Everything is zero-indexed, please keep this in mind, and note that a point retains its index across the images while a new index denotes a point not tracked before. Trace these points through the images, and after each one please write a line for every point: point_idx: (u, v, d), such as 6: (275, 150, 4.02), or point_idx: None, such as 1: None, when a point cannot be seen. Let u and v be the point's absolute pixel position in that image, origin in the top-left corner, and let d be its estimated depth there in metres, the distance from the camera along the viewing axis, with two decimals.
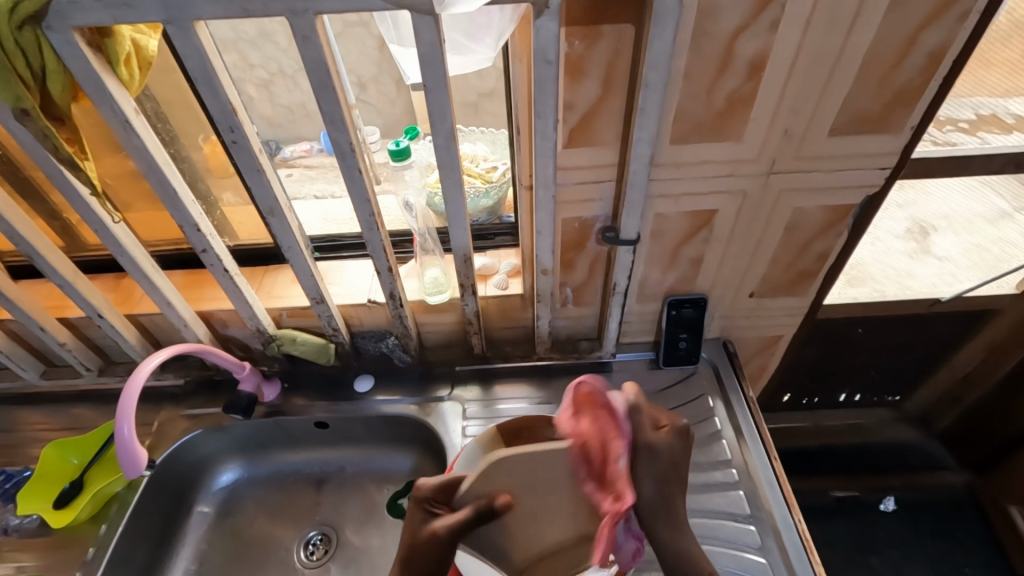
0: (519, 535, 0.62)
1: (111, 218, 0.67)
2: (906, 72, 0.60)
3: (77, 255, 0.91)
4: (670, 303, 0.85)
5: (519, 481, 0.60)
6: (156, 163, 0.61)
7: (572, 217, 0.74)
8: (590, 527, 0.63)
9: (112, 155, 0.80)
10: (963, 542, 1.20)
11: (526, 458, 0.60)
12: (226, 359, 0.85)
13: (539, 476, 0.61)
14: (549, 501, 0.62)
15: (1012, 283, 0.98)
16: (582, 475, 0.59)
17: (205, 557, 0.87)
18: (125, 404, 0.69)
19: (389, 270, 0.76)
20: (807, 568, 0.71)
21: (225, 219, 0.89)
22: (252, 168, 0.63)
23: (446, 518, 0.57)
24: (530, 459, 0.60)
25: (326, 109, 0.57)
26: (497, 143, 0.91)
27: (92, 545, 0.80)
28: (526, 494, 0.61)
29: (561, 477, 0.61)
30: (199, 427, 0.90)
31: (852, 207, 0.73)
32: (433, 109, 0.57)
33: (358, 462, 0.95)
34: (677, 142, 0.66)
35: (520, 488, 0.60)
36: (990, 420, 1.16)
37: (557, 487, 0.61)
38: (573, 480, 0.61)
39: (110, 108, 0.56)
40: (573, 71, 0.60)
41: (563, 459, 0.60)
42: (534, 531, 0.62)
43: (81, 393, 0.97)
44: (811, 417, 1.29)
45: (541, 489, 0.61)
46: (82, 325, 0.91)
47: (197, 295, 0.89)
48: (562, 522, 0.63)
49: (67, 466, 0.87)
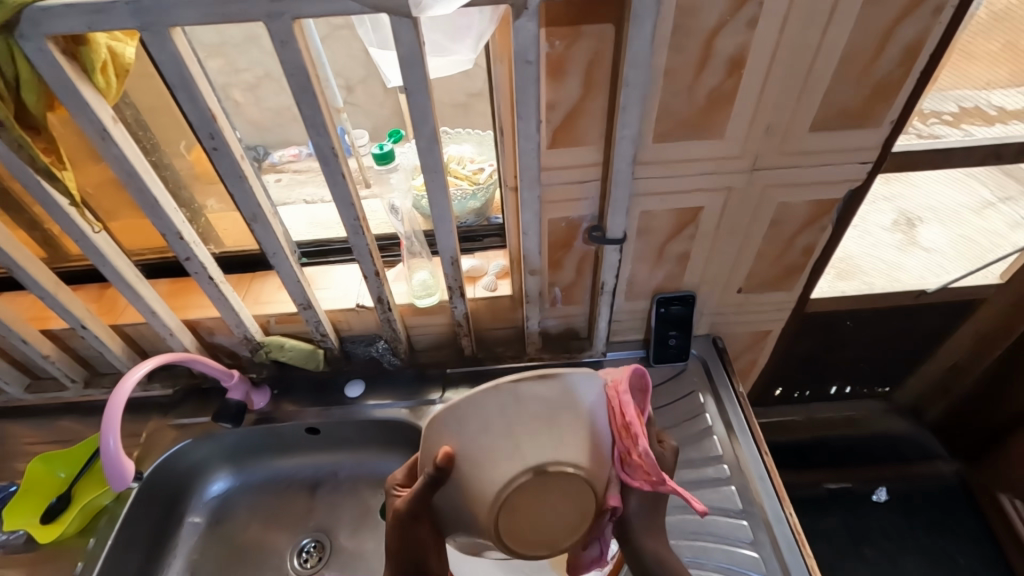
0: (502, 526, 0.55)
1: (92, 228, 0.66)
2: (885, 66, 0.60)
3: (60, 266, 0.91)
4: (659, 300, 0.86)
5: (477, 447, 0.53)
6: (136, 172, 0.61)
7: (558, 217, 0.74)
8: (588, 497, 0.56)
9: (92, 164, 0.79)
10: (954, 529, 1.21)
11: (464, 414, 0.53)
12: (214, 368, 0.84)
13: (492, 438, 0.53)
14: (510, 473, 0.53)
15: (997, 273, 0.99)
16: (524, 411, 0.53)
17: (197, 568, 0.86)
18: (110, 416, 0.69)
19: (376, 273, 0.75)
20: (799, 562, 0.71)
21: (209, 226, 0.88)
22: (234, 174, 0.63)
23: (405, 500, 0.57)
24: (472, 415, 0.53)
25: (307, 113, 0.57)
26: (483, 144, 0.89)
27: (81, 559, 0.79)
28: (486, 465, 0.53)
29: (515, 432, 0.53)
30: (188, 437, 0.89)
31: (837, 201, 0.73)
32: (415, 112, 0.57)
33: (351, 467, 0.94)
34: (660, 140, 0.66)
35: (479, 458, 0.53)
36: (978, 409, 1.18)
37: (511, 444, 0.53)
38: (524, 429, 0.53)
39: (87, 117, 0.55)
40: (554, 72, 0.60)
41: (500, 401, 0.53)
42: (528, 524, 0.56)
43: (66, 406, 0.95)
44: (802, 411, 1.31)
45: (502, 456, 0.53)
46: (66, 336, 0.90)
47: (183, 303, 0.88)
48: (555, 504, 0.56)
49: (53, 479, 0.86)
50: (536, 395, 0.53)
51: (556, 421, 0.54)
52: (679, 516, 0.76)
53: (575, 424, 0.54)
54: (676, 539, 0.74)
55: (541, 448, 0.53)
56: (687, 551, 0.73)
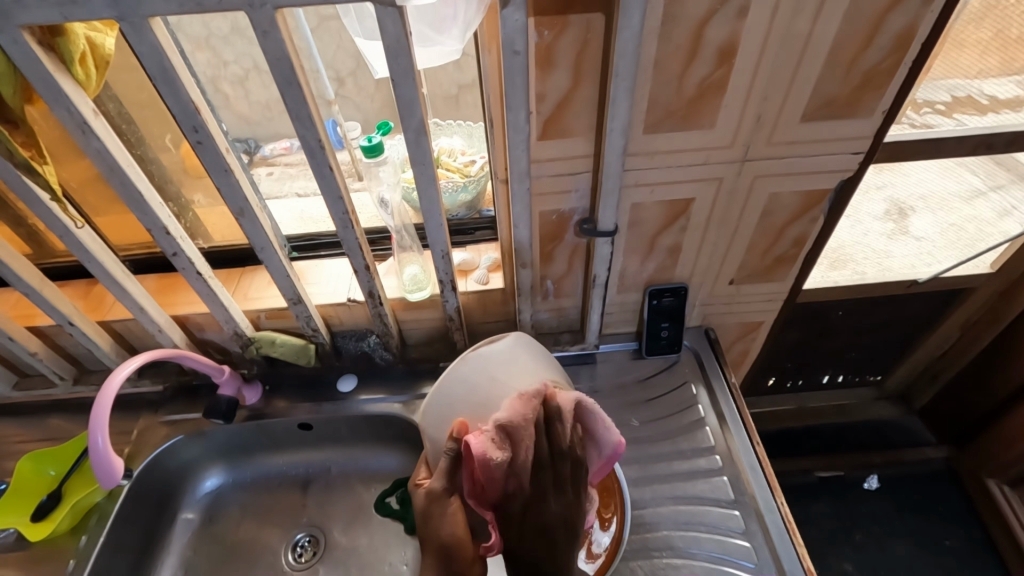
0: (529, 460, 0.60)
1: (75, 224, 0.65)
2: (874, 55, 0.60)
3: (46, 262, 0.89)
4: (651, 292, 0.86)
5: (479, 404, 0.61)
6: (119, 166, 0.59)
7: (549, 209, 0.74)
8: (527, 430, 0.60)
9: (74, 158, 0.78)
10: (943, 515, 1.23)
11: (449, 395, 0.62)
12: (204, 363, 0.83)
13: (483, 390, 0.61)
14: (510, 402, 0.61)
15: (988, 261, 0.99)
16: (485, 360, 0.63)
17: (190, 566, 0.86)
18: (98, 414, 0.68)
19: (366, 268, 0.75)
20: (790, 551, 0.72)
21: (198, 221, 0.87)
22: (219, 168, 0.61)
23: (439, 476, 0.59)
24: (457, 388, 0.62)
25: (291, 105, 0.56)
26: (473, 136, 0.89)
27: (72, 558, 0.79)
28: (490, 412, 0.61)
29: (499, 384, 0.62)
30: (179, 433, 0.89)
31: (828, 190, 0.73)
32: (402, 103, 0.57)
33: (344, 463, 0.94)
34: (651, 131, 0.65)
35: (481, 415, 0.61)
36: (967, 396, 1.19)
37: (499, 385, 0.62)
38: (499, 370, 0.62)
39: (66, 109, 0.54)
40: (543, 62, 0.60)
41: (470, 366, 0.62)
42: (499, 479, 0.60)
43: (55, 403, 0.94)
44: (794, 399, 1.33)
45: (496, 399, 0.61)
46: (53, 333, 0.89)
47: (171, 299, 0.87)
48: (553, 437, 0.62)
49: (42, 478, 0.86)
50: (498, 352, 0.64)
51: (517, 357, 0.64)
52: (671, 507, 0.77)
53: (527, 351, 0.66)
54: (668, 529, 0.75)
55: (513, 373, 0.63)
56: (679, 541, 0.74)
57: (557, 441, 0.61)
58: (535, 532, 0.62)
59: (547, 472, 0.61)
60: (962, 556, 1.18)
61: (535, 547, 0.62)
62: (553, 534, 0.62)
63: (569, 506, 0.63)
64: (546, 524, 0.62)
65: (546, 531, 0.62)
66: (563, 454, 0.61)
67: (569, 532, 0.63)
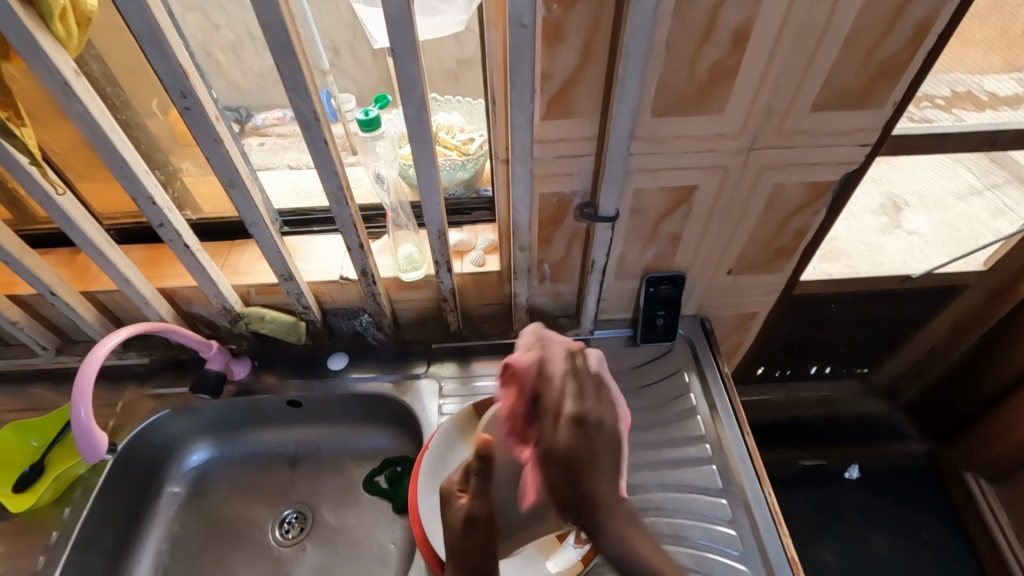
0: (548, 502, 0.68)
1: (56, 190, 0.63)
2: (891, 46, 0.58)
3: (26, 228, 0.86)
4: (649, 280, 0.85)
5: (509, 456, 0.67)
6: (103, 131, 0.57)
7: (549, 192, 0.72)
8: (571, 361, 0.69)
9: (55, 121, 0.75)
10: (921, 507, 1.26)
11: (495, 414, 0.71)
12: (192, 338, 0.82)
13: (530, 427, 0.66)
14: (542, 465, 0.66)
15: (980, 260, 0.99)
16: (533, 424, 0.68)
17: (176, 539, 0.86)
18: (80, 388, 0.66)
19: (360, 246, 0.73)
20: (775, 540, 0.73)
21: (185, 191, 0.84)
22: (209, 137, 0.59)
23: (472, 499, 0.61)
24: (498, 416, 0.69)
25: (286, 75, 0.54)
26: (474, 113, 0.86)
27: (56, 529, 0.78)
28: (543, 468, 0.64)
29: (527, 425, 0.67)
30: (166, 407, 0.87)
31: (832, 183, 0.72)
32: (403, 77, 0.54)
33: (334, 441, 0.94)
34: (658, 115, 0.63)
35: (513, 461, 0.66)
36: (951, 392, 1.20)
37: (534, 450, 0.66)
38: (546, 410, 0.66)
39: (46, 69, 0.51)
40: (551, 38, 0.57)
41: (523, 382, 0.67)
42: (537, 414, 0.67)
43: (38, 372, 0.93)
44: (783, 390, 1.31)
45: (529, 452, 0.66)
46: (35, 302, 0.87)
47: (158, 271, 0.85)
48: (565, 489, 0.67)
49: (25, 448, 0.84)
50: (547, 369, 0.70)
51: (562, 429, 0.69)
52: (660, 494, 0.77)
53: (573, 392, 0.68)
54: (657, 516, 0.75)
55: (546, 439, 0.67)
56: (667, 528, 0.74)
57: (580, 363, 0.69)
58: (566, 428, 0.64)
59: (577, 377, 0.67)
60: (936, 546, 1.21)
61: (565, 444, 0.63)
62: (582, 435, 0.63)
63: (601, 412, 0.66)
64: (577, 416, 0.64)
65: (575, 428, 0.64)
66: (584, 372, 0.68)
67: (604, 438, 0.64)
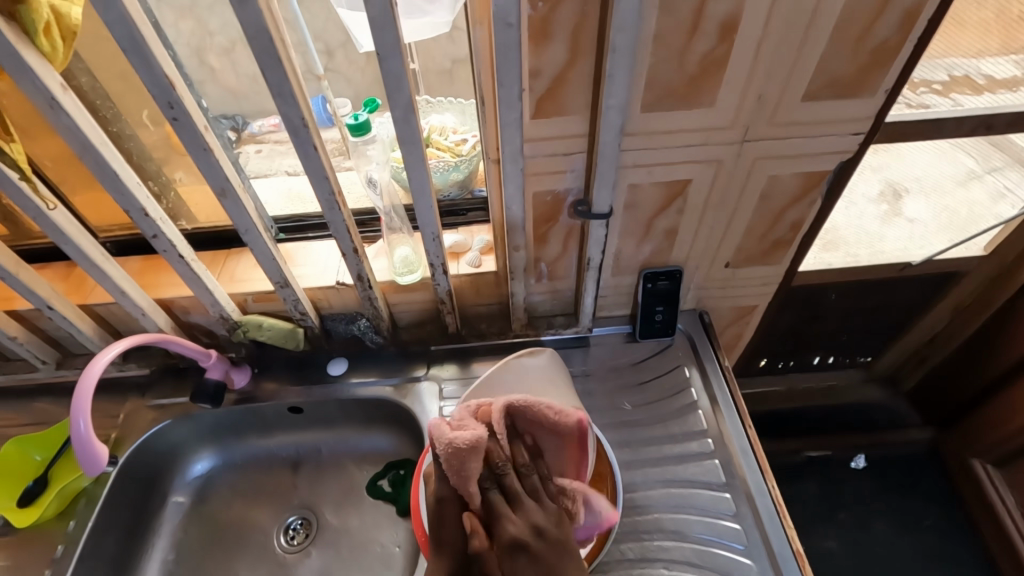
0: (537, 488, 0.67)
1: (48, 204, 0.63)
2: (882, 31, 0.58)
3: (22, 244, 0.87)
4: (646, 276, 0.84)
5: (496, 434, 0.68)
6: (92, 143, 0.57)
7: (542, 190, 0.71)
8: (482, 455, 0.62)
9: (46, 135, 0.75)
10: (927, 494, 1.26)
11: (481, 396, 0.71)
12: (190, 348, 0.82)
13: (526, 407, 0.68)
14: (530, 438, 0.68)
15: (981, 244, 0.98)
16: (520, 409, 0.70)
17: (181, 549, 0.86)
18: (79, 402, 0.66)
19: (354, 251, 0.73)
20: (780, 533, 0.72)
21: (179, 201, 0.84)
22: (198, 146, 0.59)
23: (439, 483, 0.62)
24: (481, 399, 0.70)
25: (273, 81, 0.54)
26: (466, 113, 0.85)
27: (61, 542, 0.78)
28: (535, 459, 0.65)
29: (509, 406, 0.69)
30: (167, 418, 0.88)
31: (827, 172, 0.71)
32: (389, 80, 0.54)
33: (335, 446, 0.94)
34: (648, 110, 0.63)
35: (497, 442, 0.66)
36: (955, 378, 1.20)
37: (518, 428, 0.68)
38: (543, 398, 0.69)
39: (32, 83, 0.51)
40: (538, 36, 0.57)
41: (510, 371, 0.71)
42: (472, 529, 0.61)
43: (39, 387, 0.93)
44: (784, 381, 1.31)
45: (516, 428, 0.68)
46: (34, 317, 0.87)
47: (154, 282, 0.85)
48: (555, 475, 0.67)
49: (29, 462, 0.84)
50: (533, 366, 0.71)
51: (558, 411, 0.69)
52: (663, 490, 0.77)
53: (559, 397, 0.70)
54: (660, 512, 0.75)
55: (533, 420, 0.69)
56: (670, 524, 0.74)
57: (501, 458, 0.61)
58: (505, 553, 0.57)
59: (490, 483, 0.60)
60: (943, 533, 1.21)
61: (513, 571, 0.56)
62: (525, 550, 0.56)
63: (537, 512, 0.59)
64: (513, 536, 0.57)
65: (516, 549, 0.57)
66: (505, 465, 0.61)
67: (553, 545, 0.57)
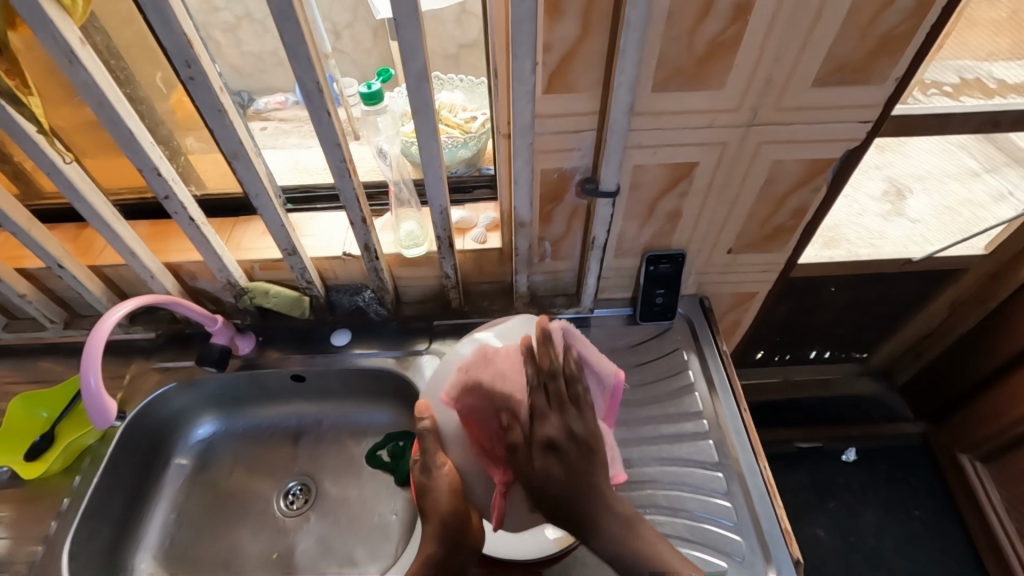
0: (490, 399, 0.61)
1: (62, 159, 0.64)
2: (891, 18, 0.58)
3: (34, 204, 0.87)
4: (649, 258, 0.85)
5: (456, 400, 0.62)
6: (108, 100, 0.58)
7: (550, 167, 0.72)
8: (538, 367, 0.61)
9: (60, 95, 0.75)
10: (913, 487, 1.28)
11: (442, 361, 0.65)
12: (196, 311, 0.82)
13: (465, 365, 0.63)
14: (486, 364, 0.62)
15: (982, 244, 0.99)
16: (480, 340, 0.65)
17: (182, 510, 0.88)
18: (88, 357, 0.67)
19: (363, 221, 0.74)
20: (769, 510, 0.74)
21: (190, 167, 0.85)
22: (213, 108, 0.60)
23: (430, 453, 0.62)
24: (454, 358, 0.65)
25: (290, 44, 0.54)
26: (475, 92, 0.85)
27: (66, 496, 0.80)
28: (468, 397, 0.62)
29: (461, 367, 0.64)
30: (171, 381, 0.89)
31: (831, 161, 0.72)
32: (404, 47, 0.55)
33: (335, 416, 0.95)
34: (658, 90, 0.64)
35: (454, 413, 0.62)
36: (946, 375, 1.21)
37: None
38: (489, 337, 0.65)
39: (52, 37, 0.52)
40: (552, 10, 0.58)
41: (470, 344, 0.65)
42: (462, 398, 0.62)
43: (46, 347, 0.94)
44: (779, 373, 1.35)
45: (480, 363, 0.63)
46: (43, 276, 0.88)
47: (162, 246, 0.86)
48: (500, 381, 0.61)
49: (35, 420, 0.86)
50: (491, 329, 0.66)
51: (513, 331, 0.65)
52: (656, 467, 0.79)
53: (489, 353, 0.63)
54: (654, 488, 0.77)
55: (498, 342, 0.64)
56: (662, 499, 0.76)
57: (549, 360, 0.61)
58: (544, 453, 0.59)
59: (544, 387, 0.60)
60: (930, 526, 1.23)
61: (551, 476, 0.59)
62: (563, 452, 0.59)
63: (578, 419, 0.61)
64: (549, 445, 0.59)
65: (551, 449, 0.59)
66: (555, 370, 0.61)
67: (584, 447, 0.60)
